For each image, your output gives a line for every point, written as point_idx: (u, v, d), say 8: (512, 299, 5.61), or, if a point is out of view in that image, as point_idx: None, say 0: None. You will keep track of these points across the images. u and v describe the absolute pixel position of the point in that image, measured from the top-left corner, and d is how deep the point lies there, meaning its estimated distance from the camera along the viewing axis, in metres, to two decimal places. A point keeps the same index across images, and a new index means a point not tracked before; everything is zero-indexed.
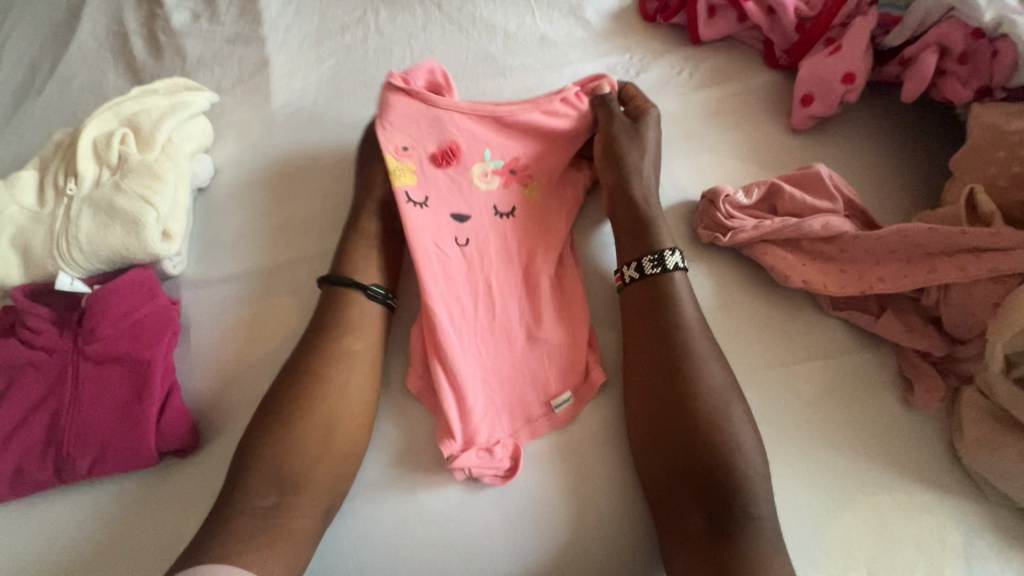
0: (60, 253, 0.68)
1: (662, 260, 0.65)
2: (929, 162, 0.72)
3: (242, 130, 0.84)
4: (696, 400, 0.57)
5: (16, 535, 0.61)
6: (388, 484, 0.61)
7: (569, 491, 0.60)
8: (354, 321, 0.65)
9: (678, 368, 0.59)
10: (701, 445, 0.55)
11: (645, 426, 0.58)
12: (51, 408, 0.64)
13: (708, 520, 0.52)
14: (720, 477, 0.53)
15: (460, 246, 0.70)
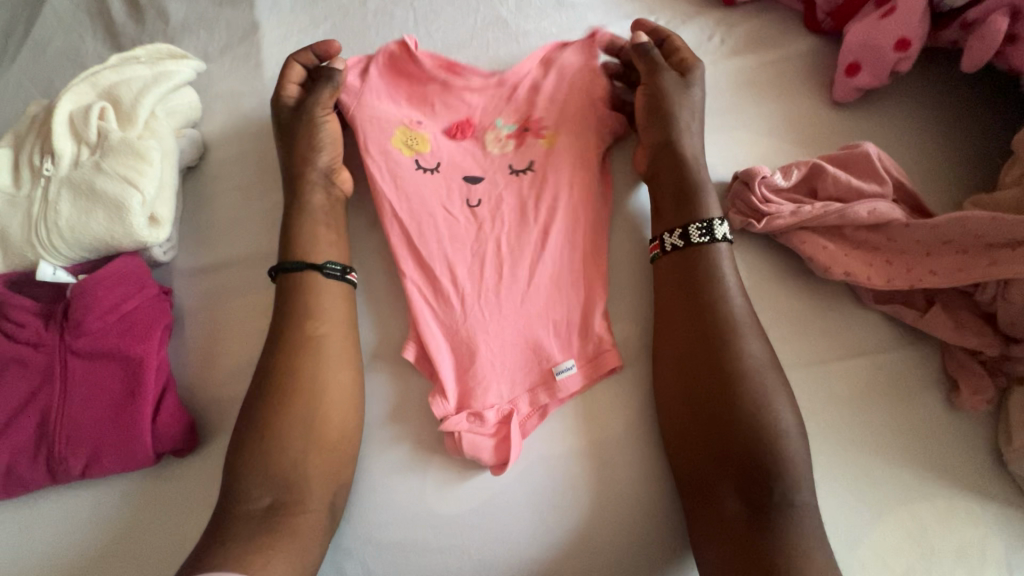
0: (40, 239, 0.63)
1: (710, 229, 0.59)
2: (988, 138, 0.65)
3: (232, 103, 0.77)
4: (733, 377, 0.54)
5: (12, 537, 0.59)
6: (398, 475, 0.58)
7: (594, 479, 0.56)
8: (337, 317, 0.61)
9: (714, 344, 0.55)
10: (737, 423, 0.52)
11: (678, 405, 0.55)
12: (39, 406, 0.60)
13: (746, 502, 0.49)
14: (759, 460, 0.50)
15: (471, 206, 0.67)
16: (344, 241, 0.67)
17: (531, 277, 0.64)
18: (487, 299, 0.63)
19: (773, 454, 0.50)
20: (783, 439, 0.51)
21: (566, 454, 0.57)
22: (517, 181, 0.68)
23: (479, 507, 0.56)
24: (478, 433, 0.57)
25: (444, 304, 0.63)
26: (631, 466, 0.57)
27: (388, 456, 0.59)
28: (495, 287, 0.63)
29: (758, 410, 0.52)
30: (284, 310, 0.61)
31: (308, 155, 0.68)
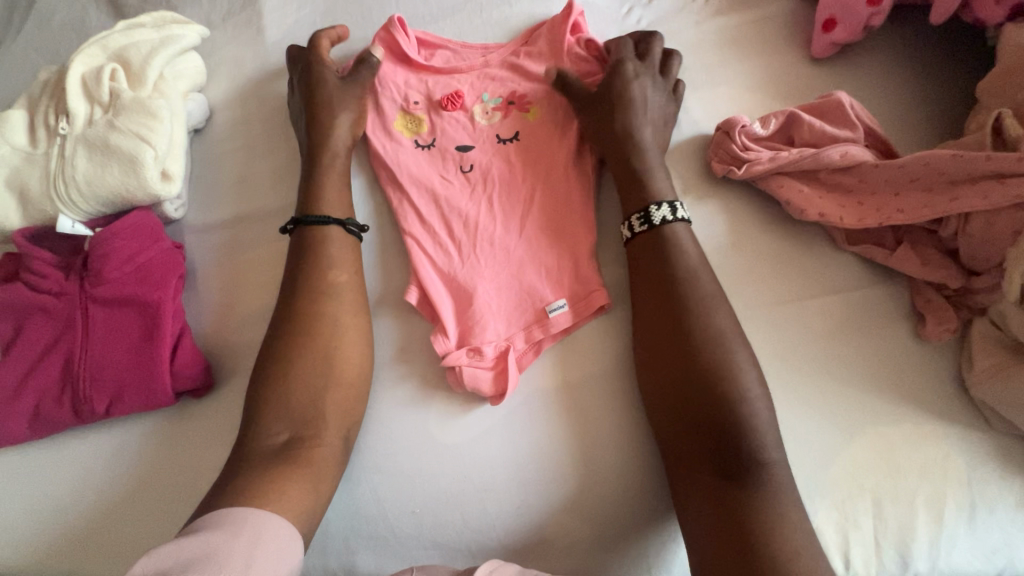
0: (58, 194, 0.66)
1: (648, 216, 0.63)
2: (956, 89, 0.69)
3: (235, 67, 0.80)
4: (699, 344, 0.56)
5: (40, 474, 0.62)
6: (399, 418, 0.61)
7: (577, 437, 0.59)
8: (342, 259, 0.65)
9: (679, 315, 0.58)
10: (707, 387, 0.54)
11: (651, 374, 0.58)
12: (63, 351, 0.64)
13: (716, 461, 0.52)
14: (727, 420, 0.53)
15: (464, 172, 0.70)
16: (347, 195, 0.70)
17: (527, 226, 0.68)
18: (484, 248, 0.67)
19: (738, 411, 0.53)
20: (746, 398, 0.54)
21: (547, 418, 0.60)
22: (504, 148, 0.71)
23: (470, 465, 0.59)
24: (483, 368, 0.61)
25: (443, 252, 0.67)
26: (608, 433, 0.59)
27: (392, 396, 0.62)
28: (491, 235, 0.67)
29: (727, 374, 0.55)
30: (298, 257, 0.65)
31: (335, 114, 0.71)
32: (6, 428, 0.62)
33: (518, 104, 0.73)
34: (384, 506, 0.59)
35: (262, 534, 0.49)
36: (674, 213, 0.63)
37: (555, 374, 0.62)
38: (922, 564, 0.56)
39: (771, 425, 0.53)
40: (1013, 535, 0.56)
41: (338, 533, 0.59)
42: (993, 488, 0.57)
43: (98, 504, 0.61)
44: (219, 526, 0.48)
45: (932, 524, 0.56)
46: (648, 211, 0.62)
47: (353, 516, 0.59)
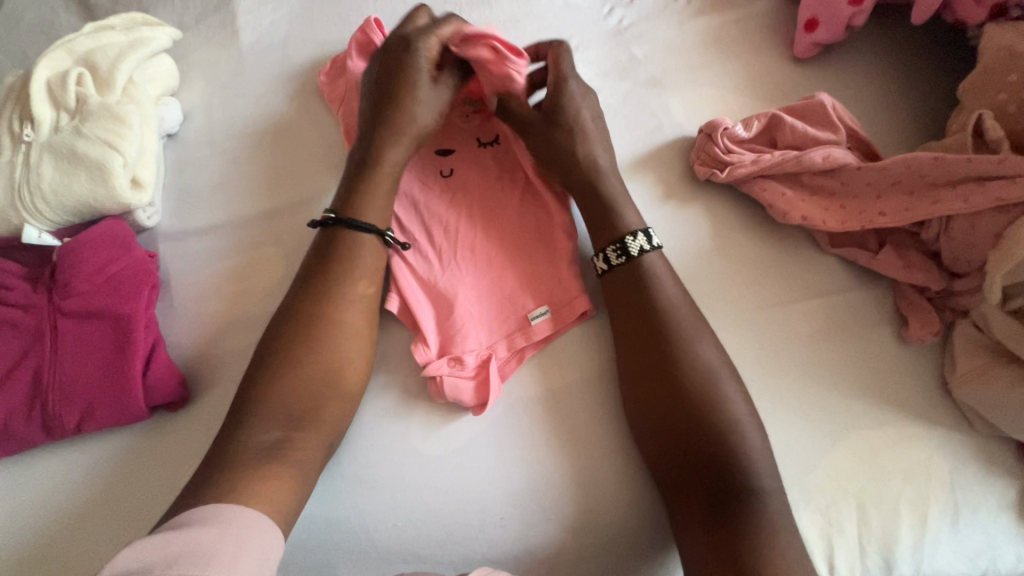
0: (24, 203, 0.64)
1: (624, 248, 0.61)
2: (937, 91, 0.69)
3: (209, 71, 0.78)
4: (687, 378, 0.56)
5: (10, 492, 0.61)
6: (377, 434, 0.60)
7: (566, 466, 0.58)
8: (372, 266, 0.63)
9: (665, 344, 0.57)
10: (698, 420, 0.54)
11: (641, 402, 0.57)
12: (31, 365, 0.62)
13: (710, 497, 0.52)
14: (721, 457, 0.53)
15: (443, 177, 0.69)
16: None
17: (508, 232, 0.67)
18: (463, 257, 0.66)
19: (728, 441, 0.53)
20: (735, 427, 0.54)
21: (530, 437, 0.59)
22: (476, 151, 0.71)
23: (455, 497, 0.58)
24: (466, 380, 0.60)
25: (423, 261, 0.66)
26: (595, 455, 0.58)
27: (371, 409, 0.61)
28: (472, 243, 0.66)
29: (715, 406, 0.55)
30: None
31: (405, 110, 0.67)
32: None
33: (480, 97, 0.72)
34: (362, 523, 0.57)
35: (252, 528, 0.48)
36: (650, 243, 0.62)
37: (539, 393, 0.61)
38: (907, 567, 0.56)
39: (762, 449, 0.54)
40: (994, 536, 0.57)
41: (314, 550, 0.57)
42: (974, 490, 0.58)
43: (70, 524, 0.59)
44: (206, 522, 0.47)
45: (916, 527, 0.56)
46: (627, 241, 0.61)
47: (338, 545, 0.57)
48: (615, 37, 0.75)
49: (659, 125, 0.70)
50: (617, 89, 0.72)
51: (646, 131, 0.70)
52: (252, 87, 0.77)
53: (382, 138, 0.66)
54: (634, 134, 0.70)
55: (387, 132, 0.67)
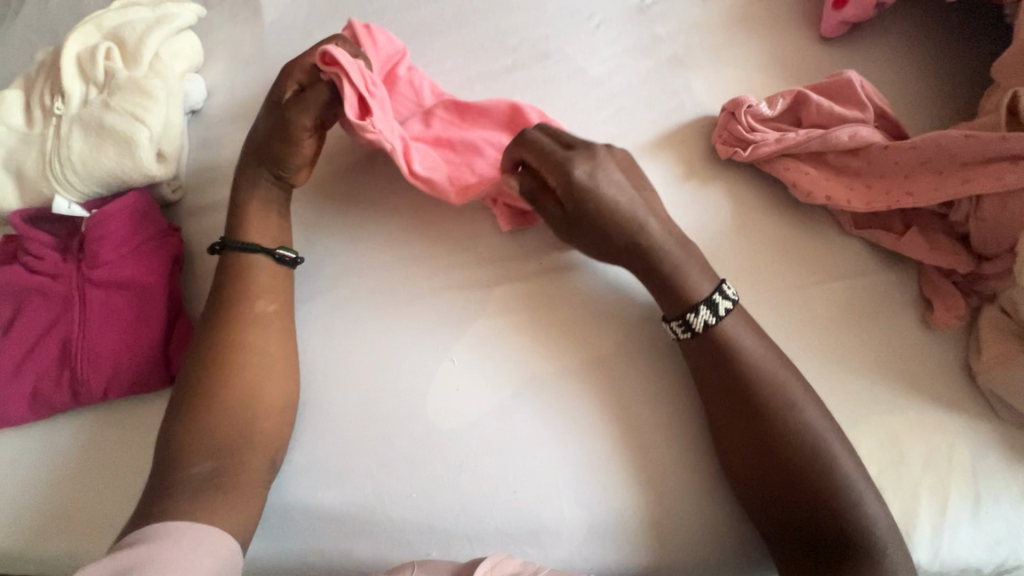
0: (54, 174, 0.66)
1: (688, 325, 0.57)
2: (969, 70, 0.67)
3: (232, 48, 0.78)
4: (774, 420, 0.54)
5: (44, 452, 0.63)
6: (438, 448, 0.59)
7: (652, 494, 0.58)
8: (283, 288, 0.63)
9: (747, 391, 0.55)
10: (789, 469, 0.52)
11: (735, 443, 0.55)
12: (59, 332, 0.64)
13: (805, 533, 0.52)
14: (816, 496, 0.51)
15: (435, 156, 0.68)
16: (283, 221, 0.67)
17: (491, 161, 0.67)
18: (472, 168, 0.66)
19: (817, 475, 0.52)
20: (824, 458, 0.52)
21: (605, 462, 0.58)
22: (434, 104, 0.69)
23: (542, 522, 0.57)
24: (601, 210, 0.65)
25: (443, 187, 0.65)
26: (675, 473, 0.58)
27: (403, 404, 0.60)
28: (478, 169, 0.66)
29: (814, 448, 0.53)
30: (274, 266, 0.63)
31: (262, 138, 0.65)
32: (7, 411, 0.63)
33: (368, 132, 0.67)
34: (403, 518, 0.58)
35: (205, 539, 0.51)
36: (715, 314, 0.57)
37: (613, 419, 0.60)
38: (924, 553, 0.55)
39: (856, 477, 0.52)
40: (1015, 525, 0.56)
41: (331, 518, 0.59)
42: (998, 478, 0.57)
43: (102, 484, 0.62)
44: (164, 535, 0.50)
45: (936, 514, 0.56)
46: (688, 320, 0.56)
47: (378, 536, 0.58)
48: (638, 16, 0.74)
49: (681, 105, 0.69)
50: (638, 67, 0.71)
51: (666, 110, 0.69)
52: (273, 65, 0.77)
53: (257, 166, 0.66)
54: (654, 113, 0.69)
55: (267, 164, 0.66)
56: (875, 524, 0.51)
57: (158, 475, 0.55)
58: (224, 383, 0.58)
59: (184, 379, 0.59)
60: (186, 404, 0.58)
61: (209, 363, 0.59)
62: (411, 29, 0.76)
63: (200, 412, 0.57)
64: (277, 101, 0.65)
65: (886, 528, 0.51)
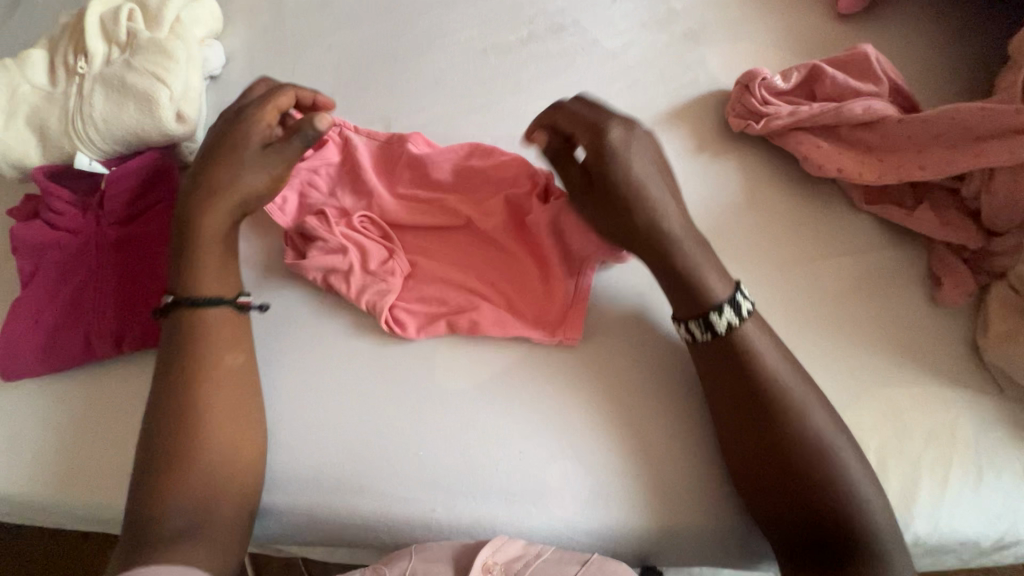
0: (76, 132, 0.67)
1: (710, 325, 0.55)
2: (984, 49, 0.67)
3: (251, 16, 0.79)
4: (773, 414, 0.53)
5: (62, 401, 0.65)
6: (434, 439, 0.59)
7: (653, 476, 0.58)
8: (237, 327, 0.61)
9: (739, 405, 0.54)
10: (789, 466, 0.52)
11: (733, 439, 0.55)
12: (78, 287, 0.65)
13: (807, 523, 0.51)
14: (819, 481, 0.51)
15: (389, 257, 0.65)
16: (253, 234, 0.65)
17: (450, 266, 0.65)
18: (425, 266, 0.65)
19: (817, 458, 0.51)
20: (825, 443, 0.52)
21: (604, 460, 0.58)
22: (372, 180, 0.67)
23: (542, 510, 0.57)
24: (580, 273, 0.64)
25: (388, 304, 0.63)
26: (675, 456, 0.58)
27: (407, 380, 0.62)
28: (434, 267, 0.65)
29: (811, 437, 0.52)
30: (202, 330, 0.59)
31: (241, 176, 0.61)
32: (23, 361, 0.64)
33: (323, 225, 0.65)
34: (404, 499, 0.58)
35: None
36: (739, 315, 0.55)
37: (615, 420, 0.60)
38: (923, 525, 0.56)
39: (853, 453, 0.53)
40: (1016, 499, 0.56)
41: (335, 477, 0.59)
42: (999, 453, 0.57)
43: (117, 434, 0.63)
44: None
45: (937, 487, 0.56)
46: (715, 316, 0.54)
47: (380, 513, 0.59)
48: None
49: (694, 79, 0.69)
50: (652, 40, 0.72)
51: (680, 84, 0.69)
52: (291, 32, 0.78)
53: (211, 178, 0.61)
54: (669, 86, 0.69)
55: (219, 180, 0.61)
56: (868, 506, 0.51)
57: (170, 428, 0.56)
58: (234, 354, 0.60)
59: (197, 336, 0.59)
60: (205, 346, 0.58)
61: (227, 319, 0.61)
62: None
63: (221, 358, 0.59)
64: (257, 145, 0.62)
65: (879, 507, 0.51)
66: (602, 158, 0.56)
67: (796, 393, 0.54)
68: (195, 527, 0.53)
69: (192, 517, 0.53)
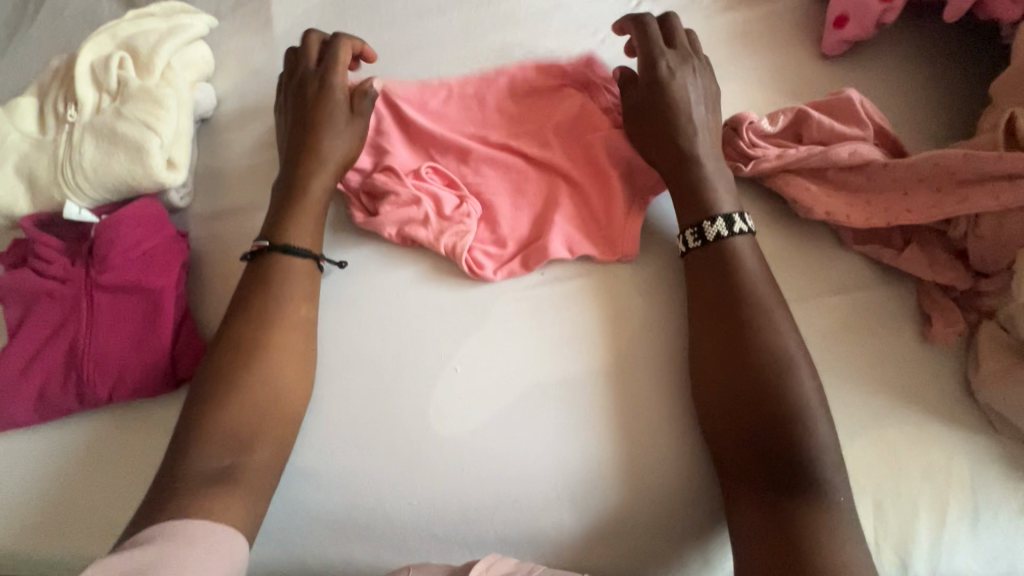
0: (65, 180, 0.67)
1: (702, 232, 0.61)
2: (967, 90, 0.68)
3: (243, 59, 0.80)
4: (752, 345, 0.56)
5: (47, 455, 0.63)
6: (440, 404, 0.61)
7: (625, 423, 0.59)
8: (302, 290, 0.63)
9: (718, 335, 0.57)
10: (758, 394, 0.54)
11: (707, 375, 0.57)
12: (68, 335, 0.65)
13: (762, 461, 0.52)
14: (776, 411, 0.53)
15: (460, 207, 0.67)
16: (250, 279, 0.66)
17: (520, 211, 0.68)
18: (499, 208, 0.68)
19: (782, 390, 0.54)
20: (794, 375, 0.54)
21: (597, 429, 0.59)
22: (428, 132, 0.70)
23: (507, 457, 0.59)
24: (639, 204, 0.67)
25: (466, 245, 0.65)
26: (653, 401, 0.60)
27: (408, 326, 0.64)
28: (507, 212, 0.68)
29: (779, 367, 0.54)
30: (255, 293, 0.62)
31: (313, 129, 0.67)
32: (13, 414, 0.63)
33: (395, 178, 0.68)
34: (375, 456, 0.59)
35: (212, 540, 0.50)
36: (730, 228, 0.60)
37: (618, 384, 0.61)
38: (921, 566, 0.56)
39: (816, 393, 0.54)
40: (1014, 539, 0.56)
41: (332, 523, 0.59)
42: (996, 492, 0.57)
43: (104, 488, 0.62)
44: (171, 537, 0.49)
45: (935, 526, 0.56)
46: (704, 225, 0.60)
47: (351, 472, 0.59)
48: None
49: None
50: None
51: None
52: None
53: (301, 112, 0.68)
54: None
55: (303, 117, 0.68)
56: (819, 449, 0.52)
57: (208, 399, 0.57)
58: (285, 321, 0.61)
59: (254, 292, 0.62)
60: (266, 293, 0.62)
61: (283, 281, 0.62)
62: (420, 43, 0.78)
63: (286, 308, 0.62)
64: (343, 107, 0.68)
65: (829, 457, 0.52)
66: (654, 83, 0.66)
67: (782, 327, 0.57)
68: (230, 474, 0.54)
69: (235, 457, 0.55)
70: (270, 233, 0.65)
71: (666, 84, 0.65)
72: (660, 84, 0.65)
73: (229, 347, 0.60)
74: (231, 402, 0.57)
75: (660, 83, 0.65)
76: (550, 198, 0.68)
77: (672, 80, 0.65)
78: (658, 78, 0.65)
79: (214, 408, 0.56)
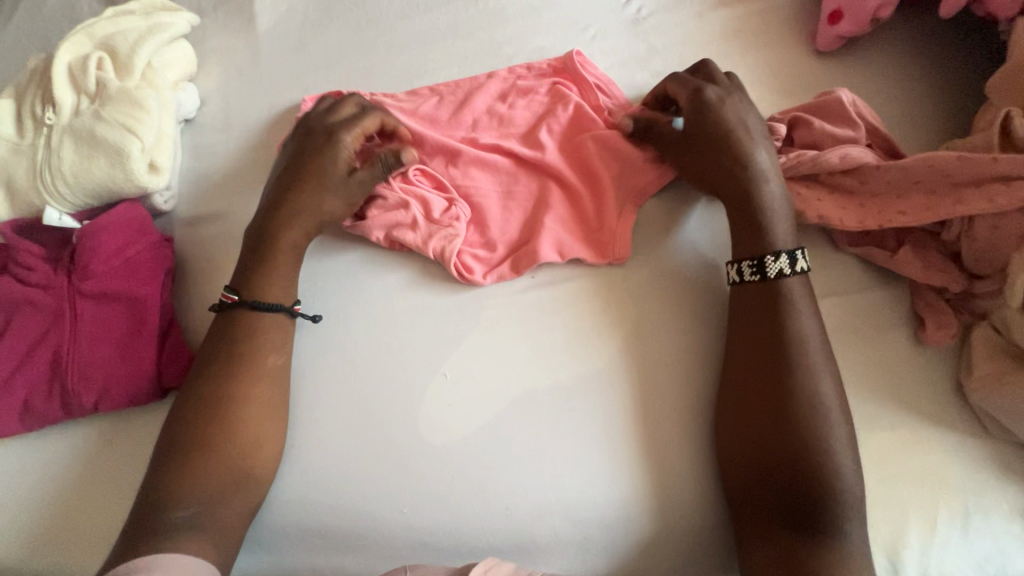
0: (45, 185, 0.65)
1: (762, 266, 0.58)
2: (961, 87, 0.67)
3: (226, 57, 0.78)
4: (787, 390, 0.55)
5: (31, 464, 0.63)
6: (449, 434, 0.59)
7: (649, 463, 0.58)
8: (274, 341, 0.61)
9: (748, 378, 0.56)
10: (788, 442, 0.53)
11: (736, 419, 0.56)
12: (52, 344, 0.63)
13: (788, 511, 0.52)
14: (805, 460, 0.52)
15: (449, 210, 0.66)
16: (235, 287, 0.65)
17: (509, 215, 0.67)
18: (489, 211, 0.67)
19: (813, 439, 0.53)
20: (829, 425, 0.54)
21: (614, 461, 0.58)
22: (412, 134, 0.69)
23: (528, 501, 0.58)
24: (630, 205, 0.66)
25: (455, 250, 0.64)
26: (677, 440, 0.59)
27: (429, 364, 0.62)
28: (494, 215, 0.67)
29: (814, 414, 0.54)
30: (226, 339, 0.60)
31: (340, 178, 0.64)
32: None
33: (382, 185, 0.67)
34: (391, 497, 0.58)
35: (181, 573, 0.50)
36: (792, 267, 0.58)
37: (636, 415, 0.60)
38: (912, 570, 0.55)
39: (847, 441, 0.54)
40: (1005, 543, 0.56)
41: (323, 533, 0.59)
42: (987, 496, 0.57)
43: (91, 497, 0.61)
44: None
45: (926, 531, 0.56)
46: (766, 261, 0.57)
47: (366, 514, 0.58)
48: (633, 28, 0.73)
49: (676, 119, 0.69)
50: (632, 81, 0.71)
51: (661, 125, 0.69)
52: (267, 74, 0.76)
53: (331, 158, 0.64)
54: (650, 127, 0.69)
55: (332, 162, 0.64)
56: (844, 497, 0.52)
57: (178, 449, 0.56)
58: (259, 372, 0.59)
59: (225, 338, 0.60)
60: (238, 341, 0.59)
61: (256, 331, 0.60)
62: (406, 40, 0.76)
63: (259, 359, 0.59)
64: (342, 171, 0.65)
65: (854, 504, 0.52)
66: (699, 114, 0.62)
67: (819, 371, 0.55)
68: (199, 521, 0.53)
69: (206, 505, 0.54)
70: (240, 286, 0.62)
71: (711, 116, 0.62)
72: (706, 116, 0.62)
73: (212, 375, 0.58)
74: (202, 453, 0.55)
75: (705, 115, 0.62)
76: (537, 202, 0.67)
77: (720, 111, 0.62)
78: (702, 111, 0.62)
79: (192, 442, 0.56)
